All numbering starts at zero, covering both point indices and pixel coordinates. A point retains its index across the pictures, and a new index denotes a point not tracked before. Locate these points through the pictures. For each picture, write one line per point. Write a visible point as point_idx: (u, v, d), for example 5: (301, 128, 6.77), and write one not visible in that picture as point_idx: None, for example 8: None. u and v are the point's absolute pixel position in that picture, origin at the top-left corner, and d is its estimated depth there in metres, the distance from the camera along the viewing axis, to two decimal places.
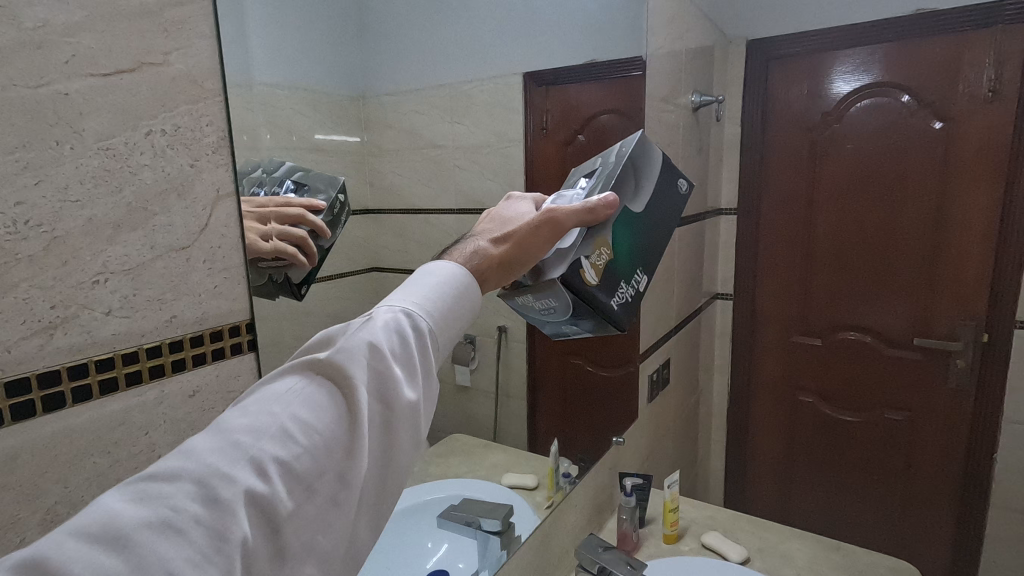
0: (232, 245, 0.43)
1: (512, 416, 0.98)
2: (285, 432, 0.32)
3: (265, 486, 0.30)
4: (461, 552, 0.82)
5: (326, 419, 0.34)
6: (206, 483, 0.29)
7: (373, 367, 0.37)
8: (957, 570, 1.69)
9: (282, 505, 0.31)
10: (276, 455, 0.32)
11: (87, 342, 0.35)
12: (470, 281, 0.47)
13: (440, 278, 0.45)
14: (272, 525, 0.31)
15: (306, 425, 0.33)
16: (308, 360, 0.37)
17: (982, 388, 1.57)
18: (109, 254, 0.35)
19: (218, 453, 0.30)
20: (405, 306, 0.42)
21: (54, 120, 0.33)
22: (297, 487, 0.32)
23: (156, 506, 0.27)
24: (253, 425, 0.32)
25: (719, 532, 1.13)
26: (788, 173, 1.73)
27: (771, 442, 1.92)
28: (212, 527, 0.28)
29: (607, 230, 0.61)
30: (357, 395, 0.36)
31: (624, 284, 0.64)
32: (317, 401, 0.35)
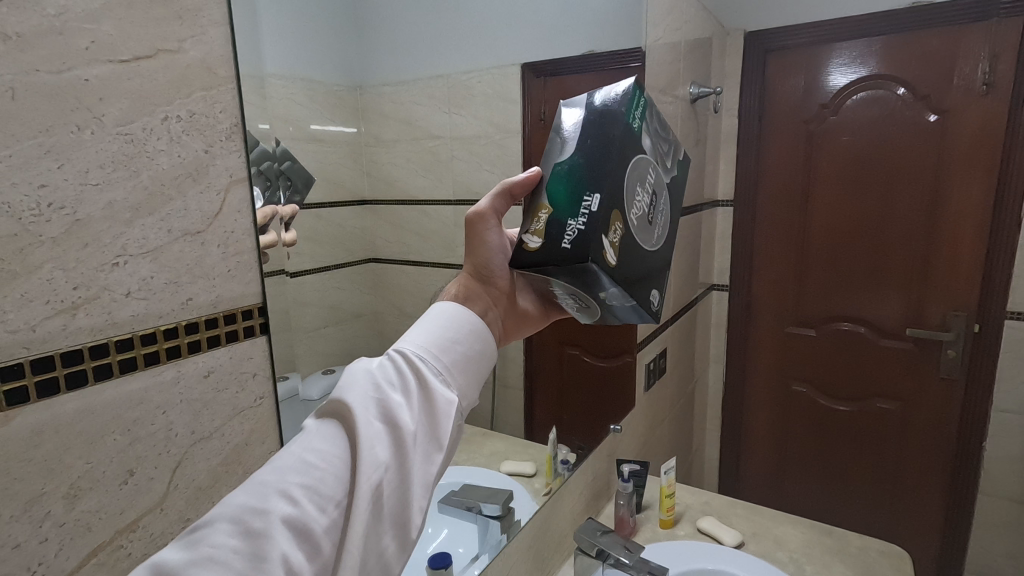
0: (244, 230, 0.44)
1: (510, 404, 0.99)
2: (306, 463, 0.37)
3: (294, 509, 0.35)
4: (461, 537, 0.83)
5: (342, 447, 0.39)
6: (241, 519, 0.33)
7: (377, 396, 0.42)
8: (946, 555, 1.73)
9: (314, 523, 0.35)
10: (301, 483, 0.36)
11: (108, 323, 0.36)
12: (462, 309, 0.52)
13: (433, 314, 0.50)
14: (309, 539, 0.35)
15: (321, 454, 0.38)
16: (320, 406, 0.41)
17: (972, 377, 1.60)
18: (128, 237, 0.36)
19: (250, 491, 0.35)
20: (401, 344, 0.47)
21: (76, 105, 0.33)
22: (324, 506, 0.36)
23: (199, 547, 0.32)
24: (277, 463, 0.37)
25: (714, 517, 1.15)
26: (784, 165, 1.74)
27: (764, 432, 1.95)
28: (251, 552, 0.33)
29: (541, 194, 0.50)
30: (364, 421, 0.40)
31: (571, 223, 0.46)
32: (331, 434, 0.39)
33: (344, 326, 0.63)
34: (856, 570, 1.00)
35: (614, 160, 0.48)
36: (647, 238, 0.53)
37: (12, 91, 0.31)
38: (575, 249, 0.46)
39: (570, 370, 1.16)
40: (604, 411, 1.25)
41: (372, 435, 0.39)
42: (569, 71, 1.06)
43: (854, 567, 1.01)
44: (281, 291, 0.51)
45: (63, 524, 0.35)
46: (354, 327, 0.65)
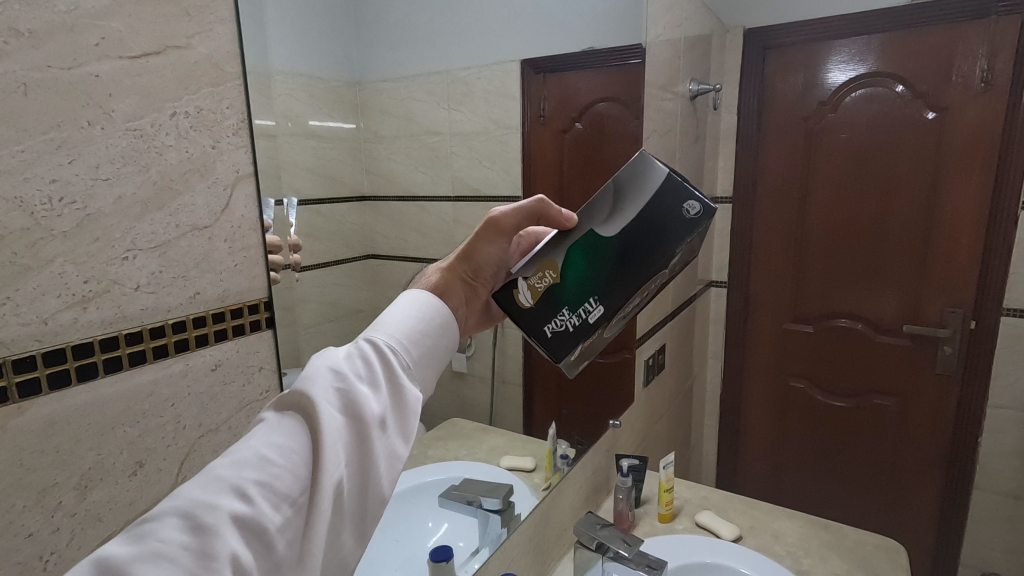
0: (250, 225, 0.45)
1: (510, 399, 1.00)
2: (263, 458, 0.33)
3: (249, 506, 0.31)
4: (462, 531, 0.85)
5: (303, 440, 0.35)
6: (189, 514, 0.29)
7: (343, 386, 0.38)
8: (941, 549, 1.74)
9: (270, 521, 0.32)
10: (258, 478, 0.32)
11: (118, 316, 0.36)
12: (431, 302, 0.50)
13: (402, 308, 0.48)
14: (264, 540, 0.31)
15: (281, 448, 0.34)
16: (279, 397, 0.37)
17: (969, 373, 1.61)
18: (137, 231, 0.37)
19: (199, 485, 0.31)
20: (369, 336, 0.44)
21: (86, 101, 0.34)
22: (282, 502, 0.33)
23: (144, 541, 0.28)
24: (231, 458, 0.33)
25: (712, 512, 1.16)
26: (783, 162, 1.75)
27: (761, 427, 1.96)
28: (200, 550, 0.29)
29: (560, 252, 0.57)
30: (328, 411, 0.37)
31: (566, 313, 0.56)
32: (291, 427, 0.35)
33: (345, 323, 0.63)
34: (852, 564, 1.01)
35: (630, 283, 0.56)
36: (613, 331, 0.60)
37: (24, 86, 0.31)
38: (553, 337, 0.56)
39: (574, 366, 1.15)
40: (603, 406, 1.26)
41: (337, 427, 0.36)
42: (569, 68, 1.07)
43: (851, 561, 1.02)
44: (280, 287, 0.51)
45: (74, 514, 0.35)
46: (356, 323, 0.65)
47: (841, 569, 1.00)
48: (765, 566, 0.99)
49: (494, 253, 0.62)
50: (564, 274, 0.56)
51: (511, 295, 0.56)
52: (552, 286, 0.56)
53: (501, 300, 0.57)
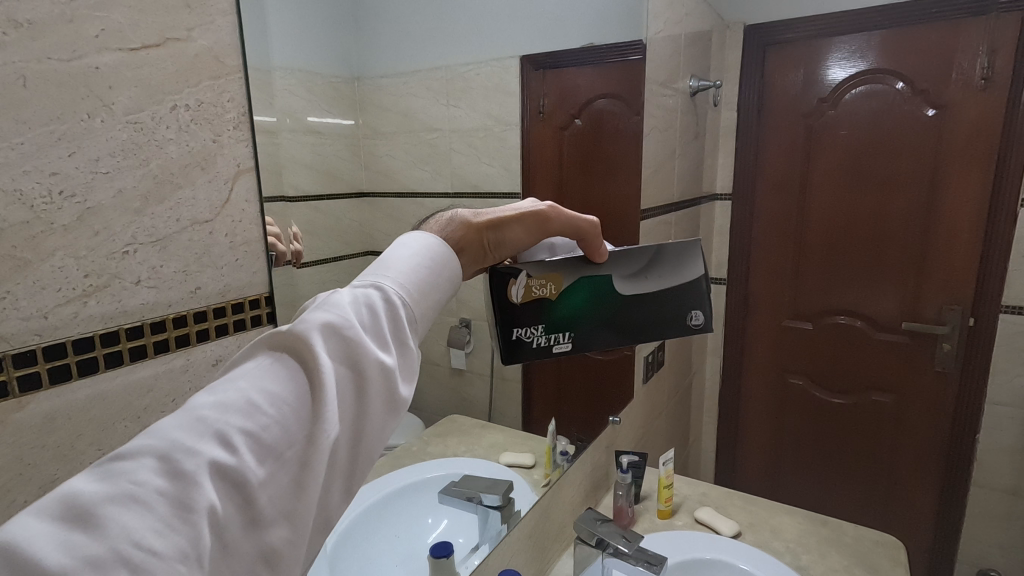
0: (251, 220, 0.44)
1: (510, 396, 1.00)
2: (250, 404, 0.30)
3: (232, 456, 0.28)
4: (463, 527, 0.84)
5: (294, 388, 0.32)
6: (168, 458, 0.26)
7: (340, 333, 0.35)
8: (939, 546, 1.75)
9: (253, 475, 0.29)
10: (244, 426, 0.29)
11: (118, 311, 0.36)
12: (441, 248, 0.46)
13: (409, 251, 0.44)
14: (246, 494, 0.28)
15: (271, 396, 0.31)
16: (269, 337, 0.34)
17: (967, 370, 1.61)
18: (137, 225, 0.37)
19: (179, 426, 0.28)
20: (371, 278, 0.40)
21: (85, 93, 0.33)
22: (267, 455, 0.30)
23: (117, 479, 0.25)
24: (215, 399, 0.30)
25: (711, 508, 1.16)
26: (782, 159, 1.75)
27: (760, 424, 1.96)
28: (175, 498, 0.26)
29: (571, 274, 0.61)
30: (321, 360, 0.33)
31: (539, 332, 0.60)
32: (284, 374, 0.32)
33: None
34: (850, 560, 1.02)
35: (604, 342, 0.63)
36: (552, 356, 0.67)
37: (24, 78, 0.31)
38: (515, 341, 0.60)
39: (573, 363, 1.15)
40: (602, 403, 1.26)
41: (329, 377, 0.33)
42: (569, 65, 1.07)
43: (850, 557, 1.02)
44: (281, 284, 0.51)
45: None
46: None
47: (841, 565, 1.00)
48: (765, 562, 0.99)
49: (518, 235, 0.60)
50: (560, 298, 0.61)
51: (508, 286, 0.58)
52: (544, 298, 0.60)
53: (495, 283, 0.58)
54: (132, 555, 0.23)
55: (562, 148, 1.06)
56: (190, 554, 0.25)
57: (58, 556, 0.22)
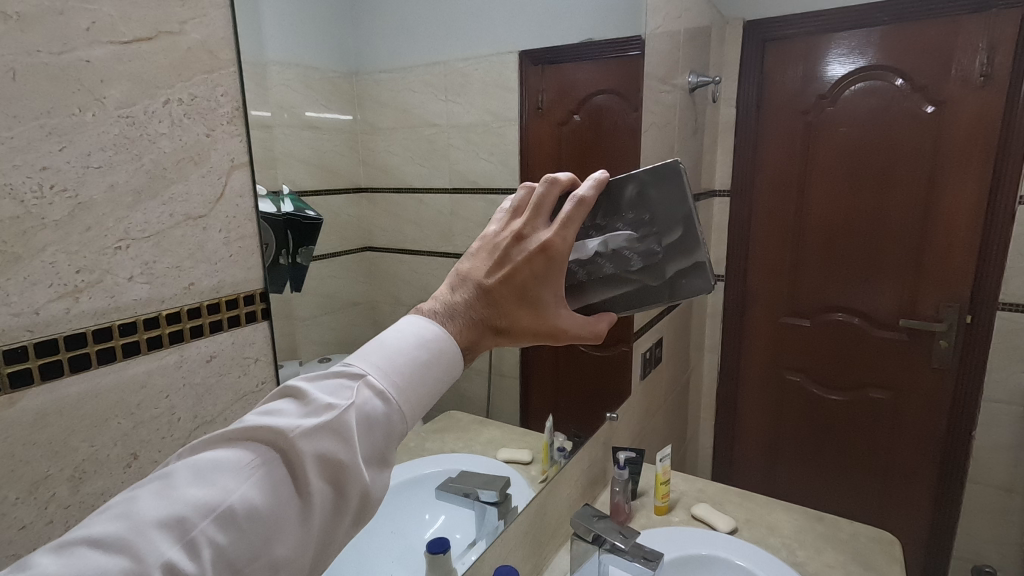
0: (246, 215, 0.44)
1: (507, 392, 1.00)
2: (229, 513, 0.31)
3: (196, 567, 0.29)
4: (460, 523, 0.85)
5: (274, 500, 0.33)
6: (139, 560, 0.28)
7: (332, 452, 0.36)
8: (934, 542, 1.76)
9: None
10: (215, 538, 0.30)
11: (110, 307, 0.36)
12: (453, 354, 0.45)
13: (422, 354, 0.43)
14: None
15: (252, 507, 0.32)
16: (268, 428, 0.35)
17: (964, 368, 1.62)
18: (130, 220, 0.36)
19: (159, 522, 0.29)
20: (379, 387, 0.40)
21: (77, 87, 0.33)
22: (229, 568, 0.31)
23: (86, 571, 0.26)
24: (201, 496, 0.31)
25: (708, 504, 1.17)
26: (781, 155, 1.74)
27: (756, 421, 1.97)
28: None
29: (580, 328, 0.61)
30: (307, 483, 0.35)
31: None
32: (268, 484, 0.33)
33: (341, 315, 0.63)
34: (846, 556, 1.02)
35: None
36: None
37: (13, 71, 0.30)
38: None
39: (569, 359, 1.16)
40: (600, 399, 1.26)
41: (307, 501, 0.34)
42: (568, 60, 1.06)
43: (846, 553, 1.02)
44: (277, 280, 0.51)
45: (68, 506, 0.35)
46: (351, 315, 0.65)
47: (836, 561, 1.01)
48: (760, 558, 1.00)
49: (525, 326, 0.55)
50: None
51: None
52: None
53: None
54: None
55: (560, 145, 1.06)
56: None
57: None
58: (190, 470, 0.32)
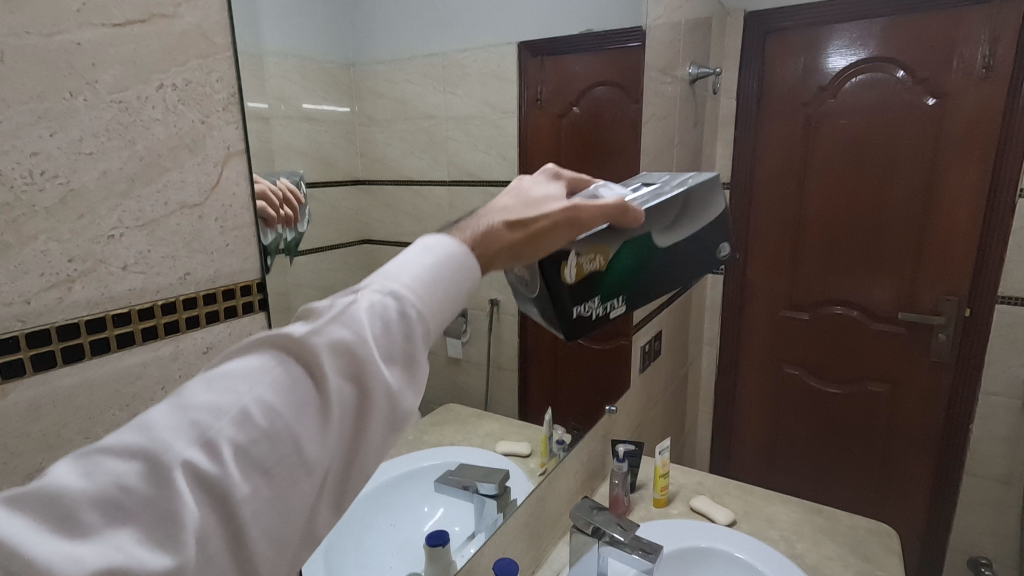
0: (242, 204, 0.43)
1: (507, 385, 0.99)
2: (246, 414, 0.30)
3: (216, 468, 0.28)
4: (459, 515, 0.84)
5: (296, 404, 0.31)
6: (152, 463, 0.26)
7: (349, 352, 0.34)
8: (931, 534, 1.77)
9: (238, 492, 0.28)
10: (234, 439, 0.29)
11: (104, 297, 0.35)
12: (467, 251, 0.42)
13: (435, 258, 0.40)
14: (228, 509, 0.28)
15: (269, 408, 0.30)
16: (277, 336, 0.33)
17: (962, 361, 1.62)
18: (124, 208, 0.36)
19: (169, 426, 0.28)
20: (391, 289, 0.37)
21: (67, 70, 0.32)
22: (256, 470, 0.29)
23: (94, 479, 0.25)
24: (210, 399, 0.29)
25: (707, 496, 1.17)
26: (781, 148, 1.74)
27: (754, 412, 1.97)
28: (160, 503, 0.26)
29: (614, 244, 0.58)
30: (327, 384, 0.32)
31: (594, 300, 0.59)
32: (284, 384, 0.31)
33: None
34: (845, 548, 1.02)
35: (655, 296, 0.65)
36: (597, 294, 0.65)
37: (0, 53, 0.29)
38: (575, 319, 0.57)
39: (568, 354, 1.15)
40: (599, 393, 1.26)
41: (329, 406, 0.32)
42: (568, 52, 1.05)
43: (845, 546, 1.03)
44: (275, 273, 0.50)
45: None
46: None
47: (835, 553, 1.01)
48: (759, 550, 1.00)
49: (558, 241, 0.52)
50: (610, 265, 0.59)
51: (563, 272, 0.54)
52: (597, 269, 0.57)
53: (549, 279, 0.54)
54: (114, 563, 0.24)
55: (559, 138, 1.05)
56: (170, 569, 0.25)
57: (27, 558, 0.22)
58: (197, 376, 0.30)
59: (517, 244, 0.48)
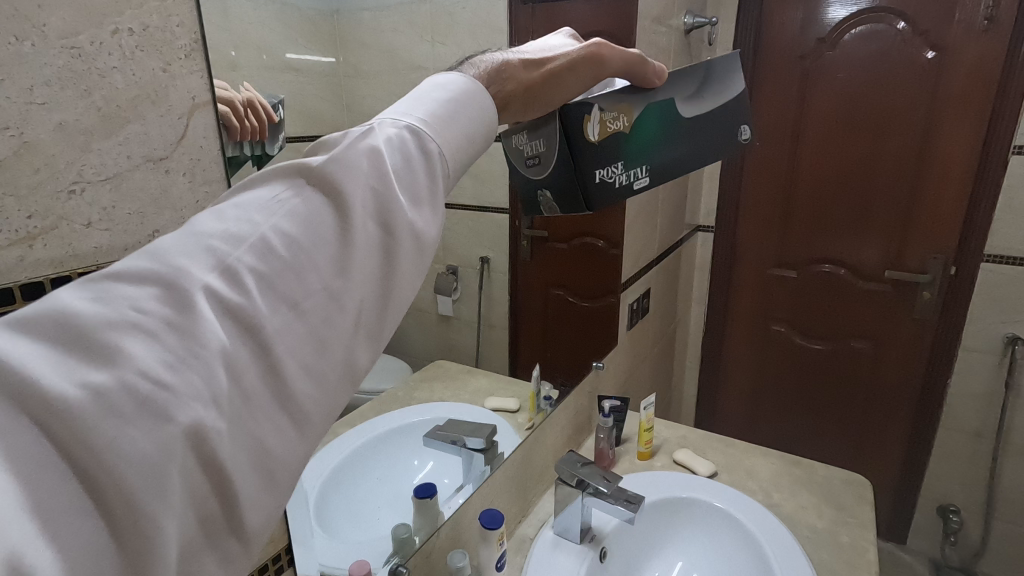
0: (212, 158, 0.42)
1: (495, 343, 1.00)
2: (265, 243, 0.30)
3: (240, 293, 0.29)
4: (447, 469, 0.86)
5: (312, 233, 0.32)
6: (172, 289, 0.27)
7: (374, 170, 0.35)
8: (904, 483, 1.84)
9: (265, 320, 0.29)
10: (255, 266, 0.30)
11: (69, 256, 0.34)
12: (479, 98, 0.45)
13: (449, 93, 0.43)
14: (258, 337, 0.29)
15: (289, 238, 0.31)
16: (297, 166, 0.34)
17: (944, 318, 1.65)
18: (84, 162, 0.34)
19: (187, 254, 0.28)
20: (407, 123, 0.39)
21: (12, 13, 0.30)
22: (285, 300, 0.30)
23: (114, 302, 0.25)
24: (227, 229, 0.30)
25: (689, 449, 1.20)
26: (777, 103, 1.70)
27: (740, 368, 2.01)
28: (181, 329, 0.26)
29: (637, 106, 0.67)
30: (349, 206, 0.33)
31: (616, 167, 0.67)
32: (301, 213, 0.32)
33: None
34: (819, 497, 1.06)
35: (674, 173, 0.73)
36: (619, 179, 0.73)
37: None
38: (598, 183, 0.66)
39: (557, 311, 1.17)
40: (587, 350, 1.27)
41: (350, 228, 0.33)
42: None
43: (819, 495, 1.06)
44: None
45: None
46: None
47: (810, 502, 1.05)
48: (737, 501, 1.03)
49: (575, 85, 0.63)
50: (633, 127, 0.67)
51: (584, 129, 0.64)
52: (619, 129, 0.66)
53: (570, 138, 0.64)
54: (141, 388, 0.24)
55: None
56: (203, 394, 0.26)
57: (61, 377, 0.23)
58: (209, 209, 0.31)
59: (532, 86, 0.59)
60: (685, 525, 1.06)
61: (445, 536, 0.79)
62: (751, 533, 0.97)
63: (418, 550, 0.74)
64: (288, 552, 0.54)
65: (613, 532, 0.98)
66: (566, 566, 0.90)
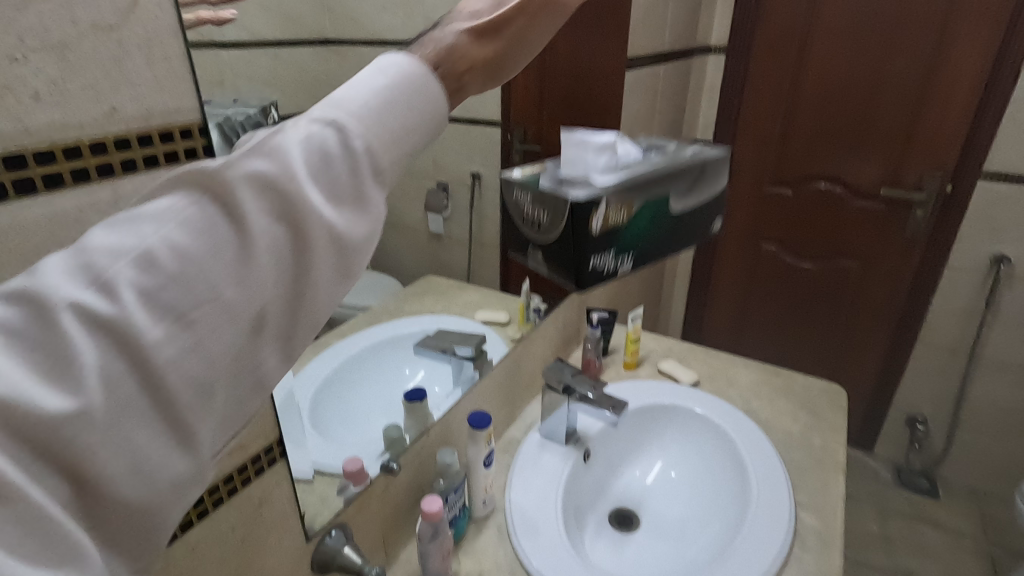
0: (169, 29, 0.37)
1: (484, 254, 0.99)
2: (147, 255, 0.27)
3: (114, 308, 0.26)
4: (439, 376, 0.90)
5: (206, 242, 0.28)
6: (44, 297, 0.25)
7: (268, 186, 0.30)
8: (877, 396, 1.92)
9: (147, 331, 0.26)
10: (138, 278, 0.27)
11: (20, 132, 0.32)
12: (428, 84, 0.37)
13: (386, 81, 0.35)
14: (135, 353, 0.26)
15: (177, 247, 0.28)
16: (190, 171, 0.30)
17: (935, 237, 1.65)
18: (22, 25, 0.31)
19: (67, 271, 0.26)
20: (331, 117, 0.33)
21: None
22: (168, 315, 0.27)
23: None
24: (112, 242, 0.27)
25: (674, 360, 1.23)
26: (785, 7, 1.60)
27: (728, 287, 2.03)
28: (53, 348, 0.25)
29: None
30: (243, 216, 0.29)
31: None
32: (195, 221, 0.29)
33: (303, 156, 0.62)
34: (796, 404, 1.11)
35: None
36: None
37: None
38: None
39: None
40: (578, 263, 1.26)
41: (248, 242, 0.29)
42: None
43: (796, 402, 1.11)
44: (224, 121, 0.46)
45: None
46: None
47: (786, 408, 1.09)
48: (716, 407, 1.08)
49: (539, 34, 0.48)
50: None
51: None
52: None
53: None
54: (45, 356, 0.24)
55: None
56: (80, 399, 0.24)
57: None
58: (101, 222, 0.28)
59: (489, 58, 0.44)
60: (664, 429, 1.11)
61: (436, 436, 0.82)
62: (726, 435, 1.02)
63: (409, 448, 0.77)
64: (280, 445, 0.55)
65: (596, 435, 1.02)
66: (550, 465, 0.94)
